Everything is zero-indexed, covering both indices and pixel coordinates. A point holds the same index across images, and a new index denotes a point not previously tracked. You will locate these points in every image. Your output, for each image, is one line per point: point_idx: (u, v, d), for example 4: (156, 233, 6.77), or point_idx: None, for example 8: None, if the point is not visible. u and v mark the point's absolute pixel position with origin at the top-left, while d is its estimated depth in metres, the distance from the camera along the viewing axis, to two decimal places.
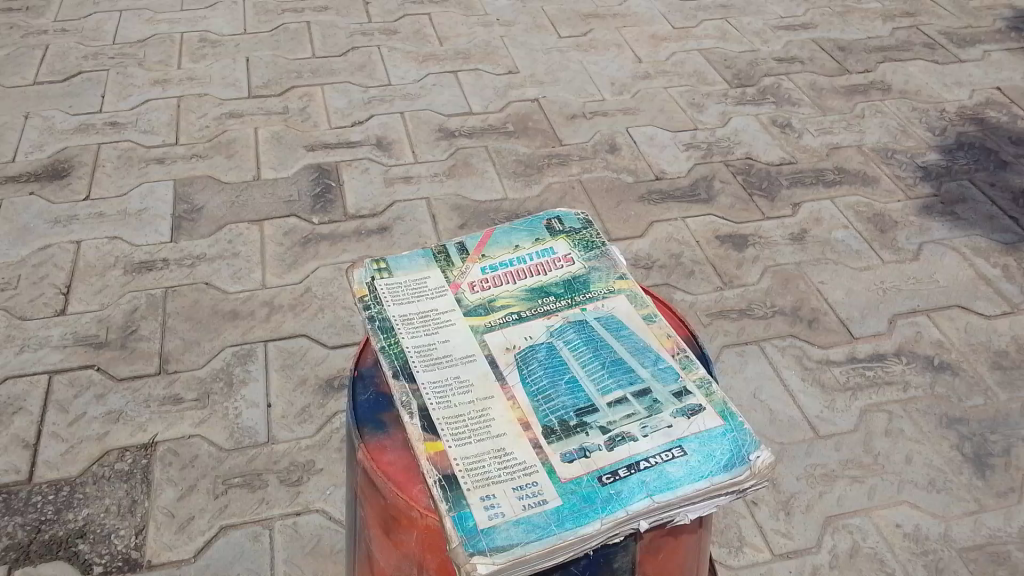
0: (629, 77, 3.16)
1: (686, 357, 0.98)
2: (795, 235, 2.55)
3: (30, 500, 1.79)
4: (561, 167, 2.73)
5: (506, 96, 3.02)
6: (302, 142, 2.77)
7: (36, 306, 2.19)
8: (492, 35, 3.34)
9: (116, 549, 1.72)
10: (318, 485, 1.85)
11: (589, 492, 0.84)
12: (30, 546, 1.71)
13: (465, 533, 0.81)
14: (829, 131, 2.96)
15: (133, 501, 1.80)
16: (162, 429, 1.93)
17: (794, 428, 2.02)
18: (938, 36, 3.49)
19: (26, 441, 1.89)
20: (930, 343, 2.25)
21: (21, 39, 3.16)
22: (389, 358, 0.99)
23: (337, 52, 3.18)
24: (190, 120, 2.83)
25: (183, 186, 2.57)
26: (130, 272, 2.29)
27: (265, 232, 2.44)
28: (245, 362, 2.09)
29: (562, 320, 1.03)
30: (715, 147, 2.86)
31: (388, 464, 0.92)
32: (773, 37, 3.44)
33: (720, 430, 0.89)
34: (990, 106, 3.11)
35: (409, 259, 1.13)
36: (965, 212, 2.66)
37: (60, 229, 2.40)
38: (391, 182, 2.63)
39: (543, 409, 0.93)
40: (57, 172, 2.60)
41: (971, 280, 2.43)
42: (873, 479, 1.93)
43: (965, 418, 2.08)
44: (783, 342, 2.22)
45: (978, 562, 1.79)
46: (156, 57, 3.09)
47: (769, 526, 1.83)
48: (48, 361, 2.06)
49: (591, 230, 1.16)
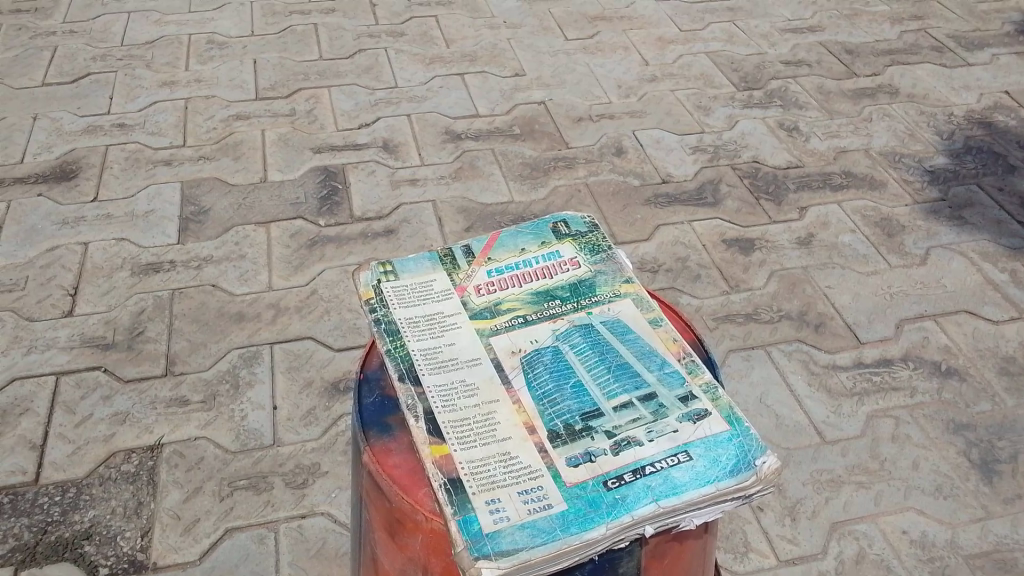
0: (636, 79, 3.16)
1: (692, 362, 0.98)
2: (801, 238, 2.54)
3: (37, 501, 1.79)
4: (568, 170, 2.73)
5: (513, 99, 3.02)
6: (308, 144, 2.77)
7: (43, 307, 2.20)
8: (498, 37, 3.34)
9: (122, 550, 1.72)
10: (323, 488, 1.85)
11: (594, 497, 0.84)
12: (37, 547, 1.72)
13: (470, 537, 0.81)
14: (836, 135, 2.95)
15: (139, 503, 1.80)
16: (168, 431, 1.94)
17: (799, 433, 2.02)
18: (946, 39, 3.47)
19: (33, 442, 1.90)
20: (937, 348, 2.24)
21: (29, 40, 3.17)
22: (394, 361, 0.99)
23: (344, 54, 3.19)
24: (197, 122, 2.83)
25: (190, 188, 2.58)
26: (137, 274, 2.30)
27: (271, 234, 2.45)
28: (251, 364, 2.09)
29: (568, 324, 1.03)
30: (722, 151, 2.85)
31: (393, 467, 0.92)
32: (780, 40, 3.43)
33: (725, 436, 0.89)
34: (998, 110, 3.10)
35: (414, 262, 1.13)
36: (973, 216, 2.65)
37: (67, 230, 2.41)
38: (398, 184, 2.64)
39: (549, 413, 0.93)
40: (64, 173, 2.61)
41: (978, 285, 2.42)
42: (880, 485, 1.92)
43: (972, 424, 2.07)
44: (789, 347, 2.21)
45: (985, 569, 1.79)
46: (164, 59, 3.10)
47: (774, 531, 1.83)
48: (55, 363, 2.06)
49: (597, 233, 1.16)
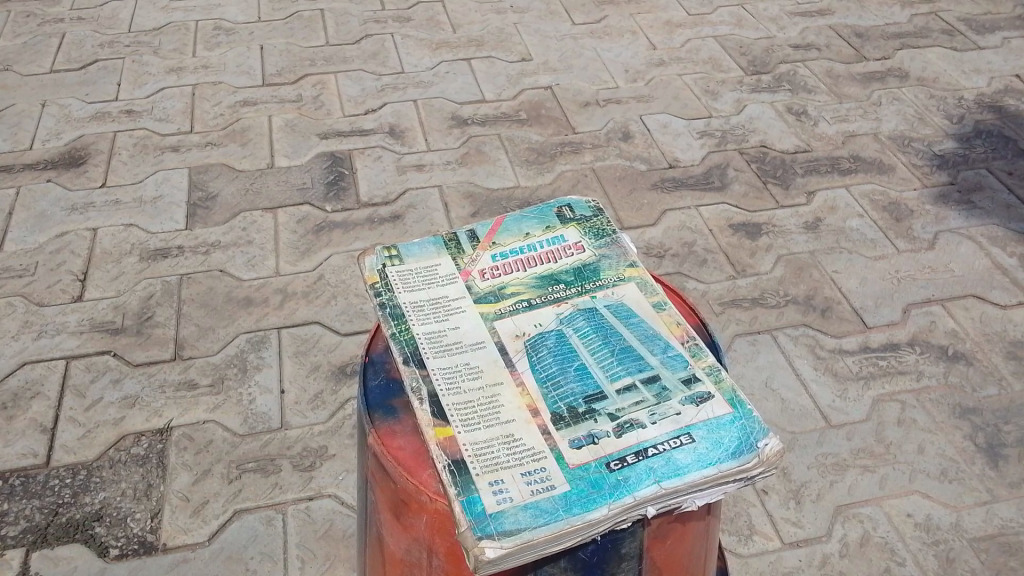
0: (644, 64, 3.14)
1: (695, 345, 0.98)
2: (808, 223, 2.53)
3: (47, 483, 1.82)
4: (574, 155, 2.73)
5: (519, 84, 3.01)
6: (315, 131, 2.77)
7: (53, 292, 2.21)
8: (505, 22, 3.33)
9: (132, 532, 1.74)
10: (331, 470, 1.87)
11: (597, 478, 0.84)
12: (48, 529, 1.74)
13: (473, 518, 0.81)
14: (844, 119, 2.94)
15: (148, 485, 1.82)
16: (177, 415, 1.96)
17: (805, 417, 2.02)
18: (957, 22, 3.44)
19: (44, 425, 1.92)
20: (944, 333, 2.24)
21: (38, 27, 3.18)
22: (399, 344, 1.00)
23: (351, 40, 3.18)
24: (204, 108, 2.84)
25: (198, 174, 2.59)
26: (146, 259, 2.31)
27: (279, 219, 2.45)
28: (259, 349, 2.11)
29: (572, 308, 1.03)
30: (729, 135, 2.84)
31: (398, 449, 0.93)
32: (790, 23, 3.41)
33: (728, 418, 0.89)
34: (1009, 93, 3.08)
35: (419, 246, 1.13)
36: (982, 201, 2.64)
37: (76, 216, 2.43)
38: (404, 170, 2.64)
39: (552, 396, 0.93)
40: (73, 159, 2.62)
41: (986, 269, 2.41)
42: (885, 468, 1.93)
43: (979, 408, 2.06)
44: (796, 331, 2.21)
45: (990, 552, 1.79)
46: (171, 45, 3.11)
47: (779, 515, 1.83)
48: (65, 347, 2.08)
49: (602, 217, 1.16)
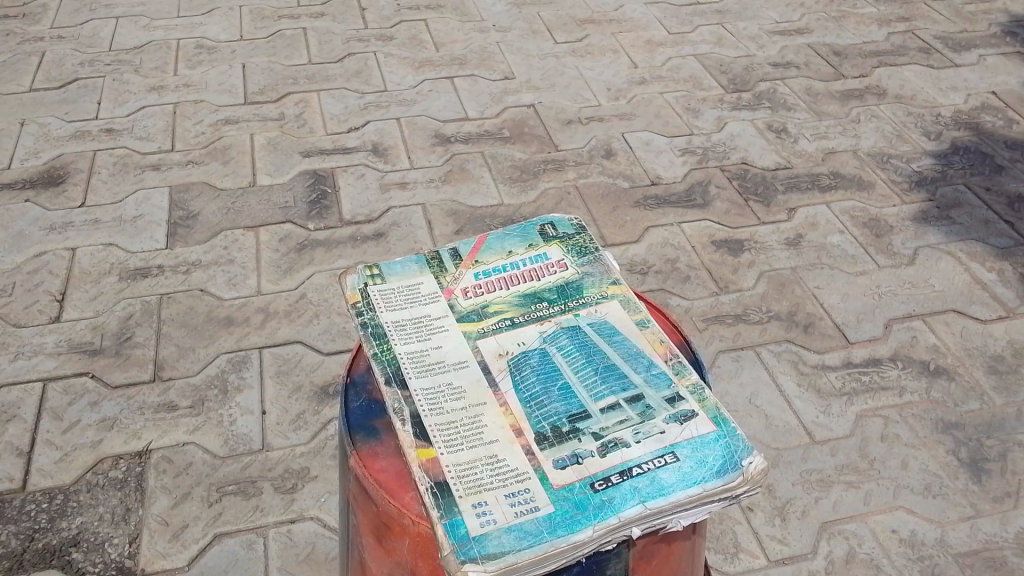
0: (625, 82, 3.16)
1: (679, 363, 0.98)
2: (790, 239, 2.55)
3: (24, 508, 1.78)
4: (557, 172, 2.73)
5: (502, 102, 3.02)
6: (297, 149, 2.77)
7: (30, 313, 2.18)
8: (488, 40, 3.34)
9: (110, 557, 1.71)
10: (313, 492, 1.84)
11: (581, 499, 0.83)
12: (24, 554, 1.70)
13: (456, 541, 0.80)
14: (824, 136, 2.97)
15: (126, 509, 1.79)
16: (156, 437, 1.93)
17: (789, 433, 2.02)
18: (934, 40, 3.49)
19: (20, 449, 1.89)
20: (926, 348, 2.25)
21: (17, 45, 3.16)
22: (380, 364, 0.99)
23: (334, 58, 3.18)
24: (186, 126, 2.82)
25: (179, 193, 2.57)
26: (126, 279, 2.29)
27: (261, 238, 2.44)
28: (240, 369, 2.09)
29: (555, 326, 1.02)
30: (711, 153, 2.86)
31: (380, 471, 0.92)
32: (769, 42, 3.45)
33: (712, 436, 0.89)
34: (986, 110, 3.12)
35: (402, 265, 1.13)
36: (961, 216, 2.66)
37: (55, 236, 2.40)
38: (387, 187, 2.63)
39: (536, 415, 0.92)
40: (52, 178, 2.59)
41: (966, 284, 2.43)
42: (869, 484, 1.93)
43: (961, 423, 2.07)
44: (779, 347, 2.22)
45: (974, 567, 1.79)
46: (153, 64, 3.09)
47: (764, 532, 1.83)
48: (42, 369, 2.05)
49: (585, 235, 1.16)
